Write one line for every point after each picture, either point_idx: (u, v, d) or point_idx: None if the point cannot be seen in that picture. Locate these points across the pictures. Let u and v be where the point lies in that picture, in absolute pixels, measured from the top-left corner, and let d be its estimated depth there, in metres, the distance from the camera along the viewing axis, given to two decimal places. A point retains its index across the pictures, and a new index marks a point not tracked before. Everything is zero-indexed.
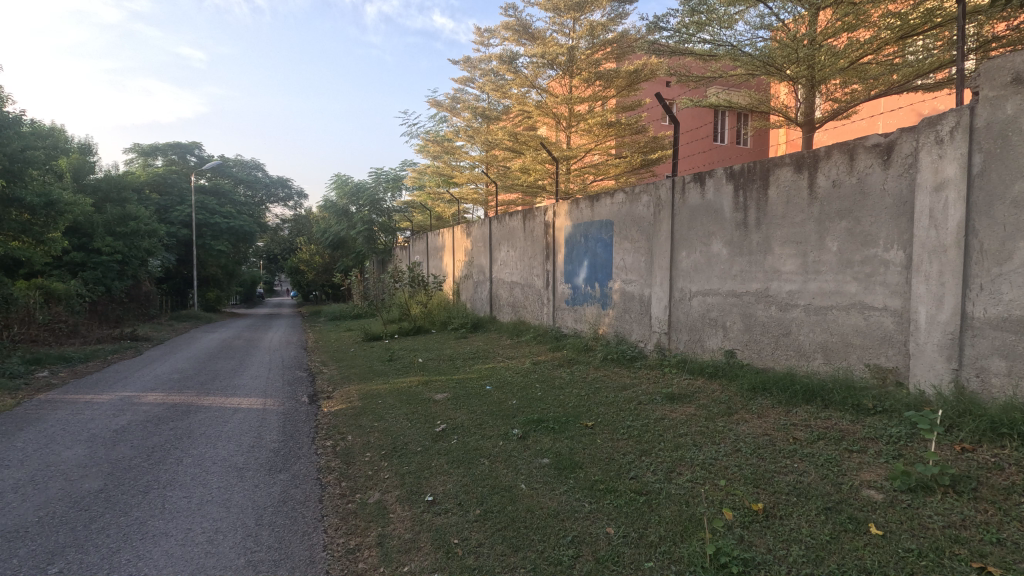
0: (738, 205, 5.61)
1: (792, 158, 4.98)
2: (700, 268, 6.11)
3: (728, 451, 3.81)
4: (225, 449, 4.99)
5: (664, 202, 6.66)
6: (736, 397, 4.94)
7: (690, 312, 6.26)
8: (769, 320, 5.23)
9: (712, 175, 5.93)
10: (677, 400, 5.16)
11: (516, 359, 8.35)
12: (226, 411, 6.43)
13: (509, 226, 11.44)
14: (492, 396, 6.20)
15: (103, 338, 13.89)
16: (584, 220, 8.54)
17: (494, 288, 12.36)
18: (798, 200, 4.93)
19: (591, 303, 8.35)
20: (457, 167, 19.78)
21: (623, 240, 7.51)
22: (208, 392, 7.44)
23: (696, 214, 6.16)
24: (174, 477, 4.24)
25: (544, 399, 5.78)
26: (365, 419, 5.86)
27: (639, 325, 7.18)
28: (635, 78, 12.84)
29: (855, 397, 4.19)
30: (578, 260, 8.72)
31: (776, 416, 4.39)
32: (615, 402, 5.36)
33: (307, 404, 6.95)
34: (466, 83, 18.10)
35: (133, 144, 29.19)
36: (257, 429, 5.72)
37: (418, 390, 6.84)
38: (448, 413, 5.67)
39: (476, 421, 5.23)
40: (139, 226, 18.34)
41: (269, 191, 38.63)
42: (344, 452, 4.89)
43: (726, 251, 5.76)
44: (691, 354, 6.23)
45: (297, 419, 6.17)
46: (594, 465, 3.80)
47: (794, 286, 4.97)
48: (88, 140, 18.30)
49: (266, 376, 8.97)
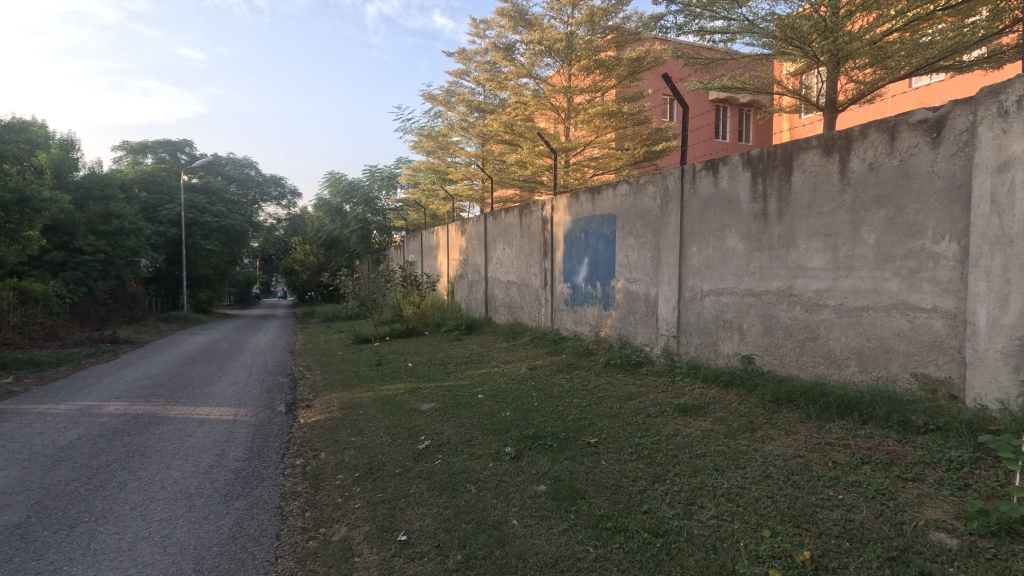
0: (756, 194, 5.04)
1: (820, 139, 4.41)
2: (712, 265, 5.55)
3: (755, 478, 3.24)
4: (180, 470, 4.41)
5: (673, 193, 6.10)
6: (759, 410, 4.39)
7: (701, 314, 5.70)
8: (791, 322, 4.69)
9: (726, 162, 5.36)
10: (690, 413, 4.61)
11: (511, 364, 7.78)
12: (191, 424, 5.86)
13: (506, 223, 10.85)
14: (483, 406, 5.61)
15: (82, 340, 13.30)
16: (585, 214, 7.96)
17: (490, 289, 11.78)
18: (827, 186, 4.36)
19: (592, 304, 7.78)
20: (453, 163, 19.24)
21: (627, 236, 6.94)
22: (177, 402, 6.85)
23: (709, 205, 5.60)
24: (111, 507, 3.65)
25: (541, 410, 5.21)
26: (344, 432, 5.31)
27: (644, 327, 6.60)
28: (638, 66, 12.24)
29: (901, 412, 3.61)
30: (578, 257, 8.13)
31: (807, 433, 3.83)
32: (619, 414, 4.81)
33: (283, 415, 6.38)
34: (462, 76, 17.46)
35: (123, 141, 28.55)
36: (222, 444, 5.15)
37: (404, 399, 6.27)
38: (434, 426, 5.10)
39: (464, 436, 4.66)
40: (123, 224, 17.71)
41: (263, 189, 37.99)
42: (314, 474, 4.32)
43: (742, 246, 5.20)
44: (704, 359, 5.66)
45: (268, 433, 5.60)
46: (598, 495, 3.23)
47: (823, 284, 4.39)
48: (70, 137, 17.70)
49: (244, 382, 8.42)
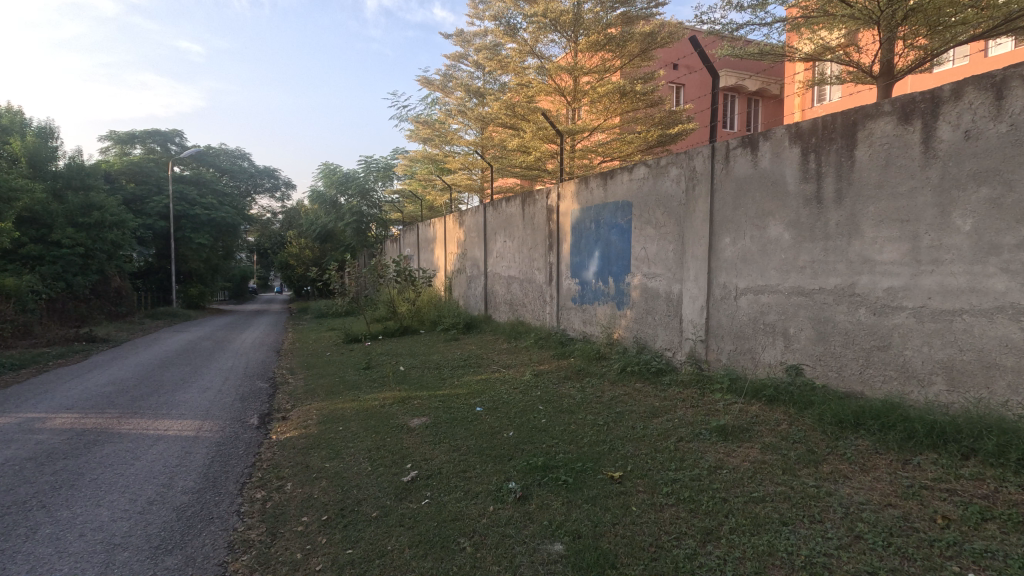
0: (807, 174, 4.22)
1: (895, 104, 3.61)
2: (750, 258, 4.75)
3: (841, 540, 2.45)
4: (112, 508, 3.62)
5: (700, 175, 5.28)
6: (818, 436, 3.60)
7: (736, 316, 4.90)
8: (853, 327, 3.89)
9: (768, 137, 4.55)
10: (731, 439, 3.82)
11: (513, 369, 6.99)
12: (142, 442, 5.06)
13: (506, 213, 10.04)
14: (481, 423, 4.81)
15: (57, 339, 12.48)
16: (595, 202, 7.14)
17: (489, 284, 10.98)
18: (904, 161, 3.55)
19: (603, 302, 6.98)
20: (450, 152, 18.39)
21: (645, 225, 6.12)
22: (134, 414, 6.04)
23: (746, 187, 4.78)
24: (5, 568, 2.86)
25: (550, 430, 4.42)
26: (319, 455, 4.50)
27: (665, 330, 5.80)
28: (651, 42, 11.44)
29: (1018, 446, 2.82)
30: (588, 250, 7.32)
31: (890, 470, 3.04)
32: (645, 438, 4.02)
33: (252, 430, 5.58)
34: (460, 59, 16.58)
35: (110, 131, 27.61)
36: (173, 470, 4.36)
37: (391, 413, 5.46)
38: (423, 449, 4.31)
39: (459, 464, 3.86)
40: (104, 216, 16.84)
41: (256, 181, 37.06)
42: (273, 514, 3.51)
43: (788, 235, 4.39)
44: (739, 368, 4.87)
45: (231, 454, 4.81)
46: (634, 563, 2.45)
47: (898, 281, 3.59)
48: (48, 123, 16.72)
49: (217, 387, 7.62)
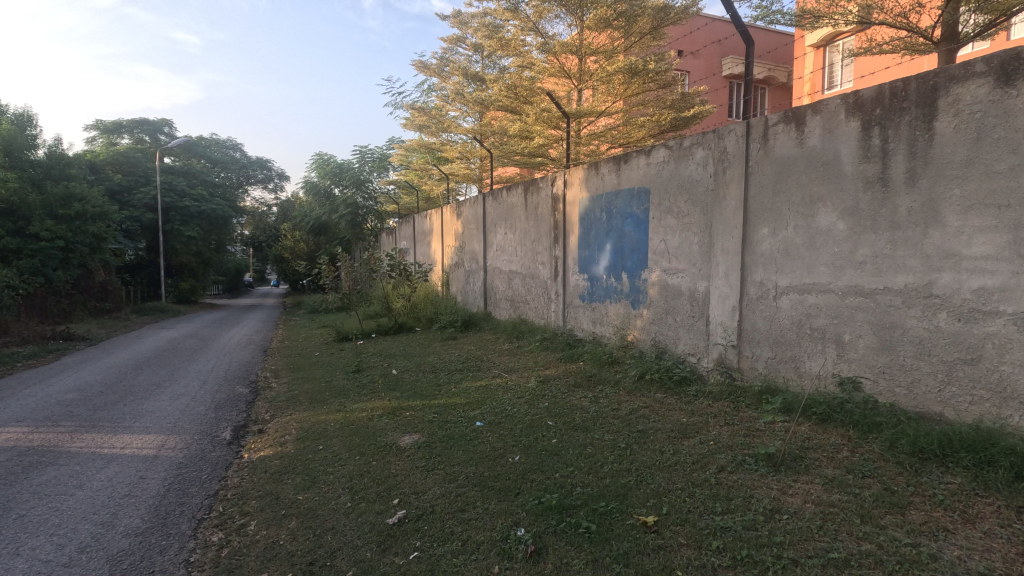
0: (868, 152, 3.55)
1: (992, 62, 2.94)
2: (794, 252, 4.09)
3: None
4: (33, 559, 2.97)
5: (733, 156, 4.60)
6: (893, 470, 2.96)
7: (776, 318, 4.24)
8: (929, 335, 3.25)
9: (819, 109, 3.86)
10: (784, 470, 3.17)
11: (516, 374, 6.34)
12: (91, 464, 4.39)
13: (507, 204, 9.35)
14: (482, 443, 4.15)
15: (32, 338, 11.77)
16: (607, 189, 6.46)
17: (489, 280, 10.31)
18: (1004, 133, 2.90)
19: (615, 300, 6.33)
20: (448, 140, 17.70)
21: (665, 215, 5.45)
22: (91, 427, 5.37)
23: (790, 169, 4.10)
24: None
25: (563, 454, 3.76)
26: (291, 483, 3.84)
27: (689, 333, 5.14)
28: (663, 18, 10.71)
29: None
30: (598, 242, 6.65)
31: (1006, 524, 2.39)
32: (678, 467, 3.37)
33: (222, 447, 4.91)
34: (458, 42, 15.82)
35: (96, 120, 26.76)
36: (120, 502, 3.71)
37: (379, 428, 4.79)
38: (414, 476, 3.65)
39: (456, 501, 3.21)
40: (86, 207, 16.07)
41: (248, 172, 36.27)
42: (228, 567, 2.86)
43: (843, 225, 3.72)
44: (780, 379, 4.23)
45: (192, 479, 4.15)
46: None
47: (994, 281, 2.94)
48: (24, 110, 15.90)
49: (192, 394, 6.94)
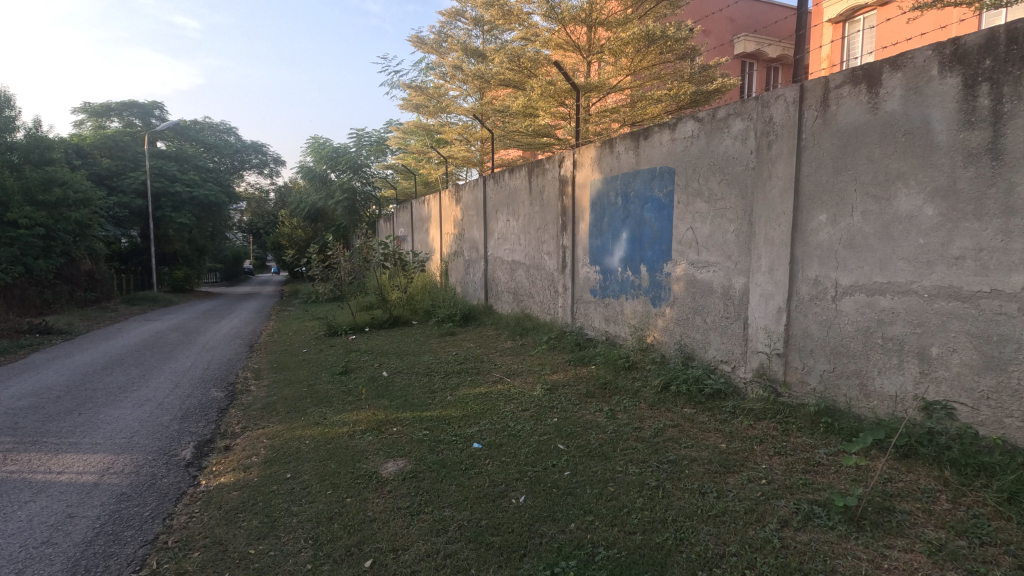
0: (973, 117, 2.78)
1: None
2: (861, 244, 3.32)
3: None
4: None
5: (781, 127, 3.81)
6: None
7: (835, 324, 3.49)
8: None
9: (901, 65, 3.08)
10: (871, 528, 2.45)
11: (519, 379, 5.61)
12: (12, 498, 3.67)
13: (510, 187, 8.57)
14: (479, 475, 3.42)
15: (5, 332, 11.05)
16: (623, 170, 5.67)
17: (490, 270, 9.57)
18: None
19: (632, 295, 5.58)
20: (446, 121, 16.93)
21: (694, 200, 4.68)
22: (31, 445, 4.66)
23: (857, 141, 3.32)
24: None
25: (580, 495, 3.02)
26: (245, 529, 3.13)
27: (722, 337, 4.41)
28: None
29: None
30: (612, 230, 5.88)
31: None
32: (730, 521, 2.63)
33: (177, 471, 4.19)
34: (457, 15, 14.94)
35: (83, 102, 25.88)
36: (29, 555, 2.99)
37: (360, 451, 4.06)
38: (395, 524, 2.94)
39: (443, 568, 2.49)
40: (68, 193, 15.26)
41: (243, 157, 35.41)
42: None
43: (931, 211, 2.96)
44: (841, 398, 3.49)
45: (130, 518, 3.43)
46: None
47: None
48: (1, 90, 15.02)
49: (159, 400, 6.23)
